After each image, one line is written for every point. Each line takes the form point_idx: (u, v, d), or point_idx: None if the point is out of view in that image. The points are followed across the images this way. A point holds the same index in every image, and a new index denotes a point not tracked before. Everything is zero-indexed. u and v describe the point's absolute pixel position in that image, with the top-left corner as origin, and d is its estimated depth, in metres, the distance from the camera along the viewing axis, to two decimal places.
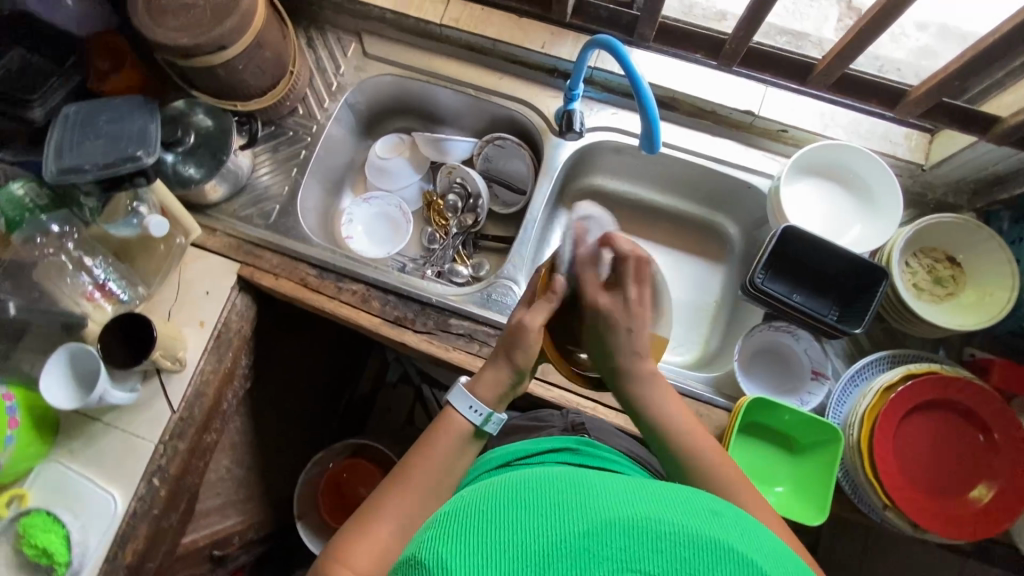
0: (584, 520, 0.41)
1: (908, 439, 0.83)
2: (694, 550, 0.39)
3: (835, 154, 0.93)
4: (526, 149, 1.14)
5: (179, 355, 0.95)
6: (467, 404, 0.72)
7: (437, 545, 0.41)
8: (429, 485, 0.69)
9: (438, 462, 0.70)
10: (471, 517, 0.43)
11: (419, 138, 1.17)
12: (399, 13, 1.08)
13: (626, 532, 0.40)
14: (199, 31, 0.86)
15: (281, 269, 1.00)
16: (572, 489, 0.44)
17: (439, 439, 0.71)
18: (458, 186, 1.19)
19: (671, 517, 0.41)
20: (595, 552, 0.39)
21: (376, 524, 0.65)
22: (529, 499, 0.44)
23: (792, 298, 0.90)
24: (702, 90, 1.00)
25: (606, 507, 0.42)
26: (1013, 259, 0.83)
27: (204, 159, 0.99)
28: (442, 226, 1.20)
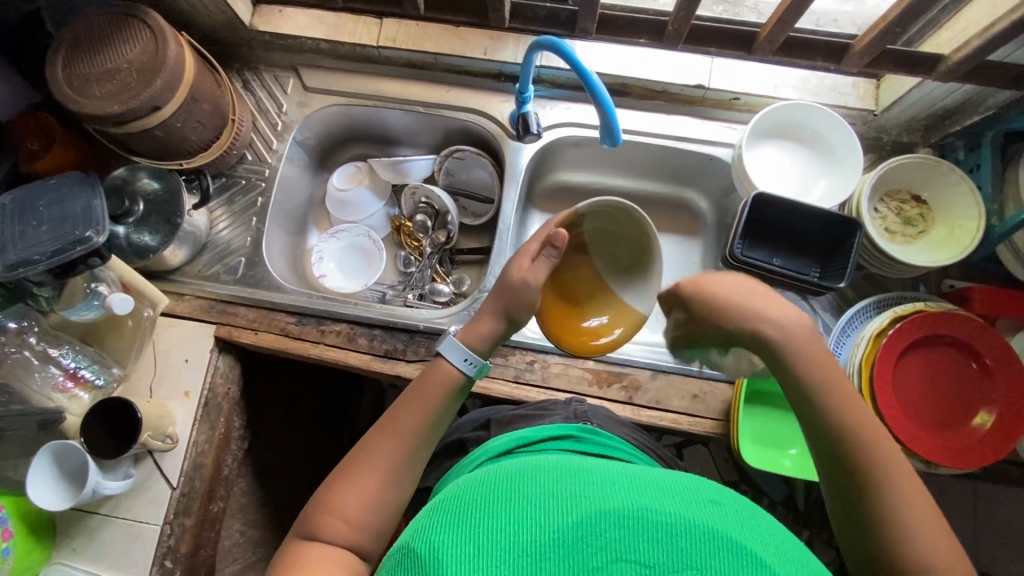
0: (579, 512, 0.43)
1: (907, 380, 0.85)
2: (684, 537, 0.41)
3: (793, 114, 0.94)
4: (486, 157, 1.13)
5: (169, 432, 0.92)
6: (460, 356, 0.71)
7: (433, 536, 0.43)
8: (416, 437, 0.68)
9: (423, 413, 0.69)
10: (468, 509, 0.45)
11: (376, 165, 1.13)
12: (334, 42, 1.05)
13: (616, 522, 0.42)
14: (129, 95, 0.82)
15: (259, 323, 0.97)
16: (566, 484, 0.46)
17: (424, 394, 0.69)
18: (424, 205, 1.17)
19: (663, 505, 0.43)
20: (587, 544, 0.41)
21: (364, 477, 0.64)
22: (524, 492, 0.46)
23: (773, 262, 0.90)
24: (650, 72, 1.00)
25: (597, 496, 0.44)
26: (976, 189, 0.85)
27: (158, 225, 0.95)
28: (416, 248, 1.18)
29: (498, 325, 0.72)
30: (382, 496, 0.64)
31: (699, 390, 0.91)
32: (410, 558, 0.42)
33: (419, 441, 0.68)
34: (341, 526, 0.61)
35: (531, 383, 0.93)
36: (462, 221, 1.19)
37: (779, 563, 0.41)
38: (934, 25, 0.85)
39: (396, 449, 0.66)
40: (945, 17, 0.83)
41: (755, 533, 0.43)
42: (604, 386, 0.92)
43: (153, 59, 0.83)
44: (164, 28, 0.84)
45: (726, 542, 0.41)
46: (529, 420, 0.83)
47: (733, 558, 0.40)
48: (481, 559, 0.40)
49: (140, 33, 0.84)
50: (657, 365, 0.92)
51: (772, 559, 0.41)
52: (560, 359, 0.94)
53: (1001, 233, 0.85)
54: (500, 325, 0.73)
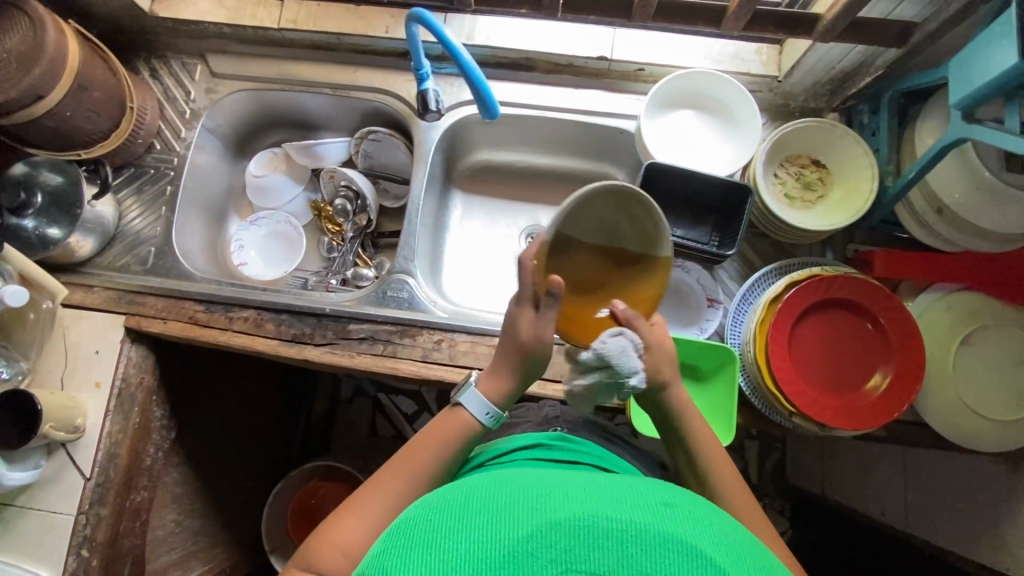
0: (527, 525, 0.41)
1: (802, 345, 0.85)
2: (639, 544, 0.39)
3: (695, 82, 0.93)
4: (400, 137, 1.12)
5: (77, 423, 0.92)
6: (483, 411, 0.69)
7: (382, 560, 0.41)
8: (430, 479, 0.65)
9: (440, 456, 0.66)
10: (419, 532, 0.42)
11: (292, 150, 1.12)
12: (235, 25, 1.03)
13: (567, 532, 0.40)
14: (7, 83, 0.81)
15: (168, 312, 0.97)
16: (517, 498, 0.44)
17: (444, 435, 0.67)
18: (344, 189, 1.16)
19: (615, 511, 0.41)
20: (533, 557, 0.39)
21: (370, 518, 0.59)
22: (475, 510, 0.44)
23: (673, 233, 0.89)
24: (552, 45, 0.99)
25: (547, 508, 0.42)
26: (869, 150, 0.84)
27: (59, 217, 0.95)
28: (337, 232, 1.17)
29: (514, 382, 0.71)
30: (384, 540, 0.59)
31: None
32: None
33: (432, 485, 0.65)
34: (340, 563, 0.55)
35: (439, 361, 0.92)
36: (384, 204, 1.19)
37: (739, 562, 0.40)
38: None
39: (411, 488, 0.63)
40: None
41: (720, 537, 0.42)
42: None
43: (30, 46, 0.81)
44: (41, 14, 0.82)
45: (682, 544, 0.39)
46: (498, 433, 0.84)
47: (692, 562, 0.38)
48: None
49: (18, 21, 0.83)
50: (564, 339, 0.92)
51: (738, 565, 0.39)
52: (468, 337, 0.94)
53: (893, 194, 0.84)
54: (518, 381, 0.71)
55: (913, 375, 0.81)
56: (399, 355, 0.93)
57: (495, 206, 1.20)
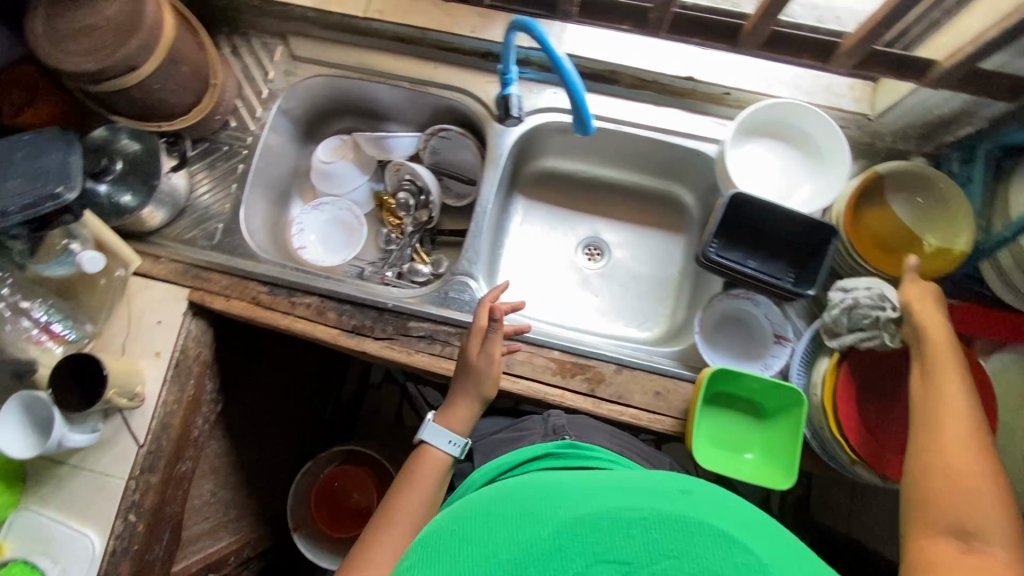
0: (552, 524, 0.50)
1: (871, 393, 0.83)
2: (648, 526, 0.48)
3: (784, 113, 0.91)
4: (471, 137, 1.11)
5: (137, 390, 0.94)
6: (445, 439, 0.85)
7: (428, 564, 0.51)
8: (416, 520, 0.79)
9: (421, 493, 0.81)
10: (454, 540, 0.53)
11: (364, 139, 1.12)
12: (322, 10, 1.03)
13: (586, 525, 0.49)
14: (105, 52, 0.81)
15: (232, 290, 0.98)
16: (539, 500, 0.54)
17: (419, 479, 0.82)
18: (407, 183, 1.16)
19: (624, 501, 0.51)
20: (563, 547, 0.48)
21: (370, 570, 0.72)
22: (500, 513, 0.54)
23: (747, 264, 0.88)
24: (639, 60, 0.98)
25: (566, 505, 0.52)
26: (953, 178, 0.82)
27: (136, 186, 0.96)
28: (397, 226, 1.17)
29: (473, 410, 0.88)
30: None
31: (662, 387, 0.90)
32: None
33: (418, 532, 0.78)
34: None
35: None
36: (445, 202, 1.18)
37: (736, 528, 0.49)
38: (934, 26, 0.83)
39: (401, 531, 0.77)
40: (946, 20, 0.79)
41: (719, 513, 0.50)
42: (566, 376, 0.92)
43: (130, 17, 0.81)
44: None
45: (691, 524, 0.48)
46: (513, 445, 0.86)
47: (696, 535, 0.47)
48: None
49: None
50: (622, 360, 0.92)
51: (741, 539, 0.48)
52: (525, 347, 0.94)
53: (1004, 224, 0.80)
54: (477, 408, 0.87)
55: None
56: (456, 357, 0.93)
57: (554, 214, 1.19)
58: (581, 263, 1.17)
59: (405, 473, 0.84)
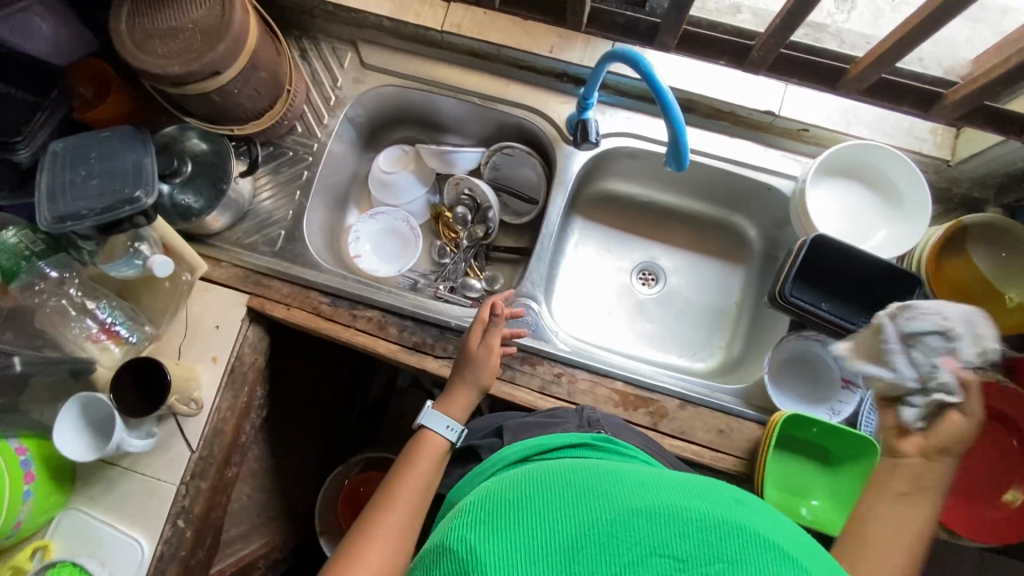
0: (610, 510, 0.44)
1: None
2: (717, 532, 0.42)
3: (866, 155, 0.91)
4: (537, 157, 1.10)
5: (194, 396, 0.93)
6: (443, 424, 0.79)
7: (468, 532, 0.45)
8: (418, 504, 0.72)
9: (419, 477, 0.74)
10: (498, 509, 0.47)
11: (427, 151, 1.12)
12: (397, 20, 1.01)
13: (648, 518, 0.43)
14: (191, 56, 0.79)
15: (293, 299, 0.97)
16: (593, 483, 0.47)
17: (422, 462, 0.76)
18: (465, 198, 1.15)
19: (691, 502, 0.44)
20: (620, 538, 0.42)
21: (370, 558, 0.66)
22: (550, 489, 0.48)
23: (822, 307, 0.87)
24: (718, 91, 0.97)
25: (627, 495, 0.45)
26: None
27: (203, 189, 0.95)
28: (452, 240, 1.16)
29: (472, 396, 0.84)
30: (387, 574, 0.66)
31: (725, 425, 0.90)
32: (442, 555, 0.44)
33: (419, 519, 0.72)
34: None
35: (557, 396, 0.91)
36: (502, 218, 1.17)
37: (805, 555, 0.43)
38: None
39: (402, 517, 0.70)
40: None
41: (785, 533, 0.45)
42: (629, 409, 0.91)
43: (218, 21, 0.80)
44: None
45: (759, 538, 0.42)
46: (548, 427, 0.81)
47: (767, 552, 0.41)
48: (513, 558, 0.42)
49: None
50: (687, 395, 0.91)
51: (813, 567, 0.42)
52: (588, 375, 0.93)
53: None
54: (475, 397, 0.84)
55: None
56: (517, 381, 0.92)
57: (611, 237, 1.18)
58: (635, 288, 1.16)
59: (403, 458, 0.77)
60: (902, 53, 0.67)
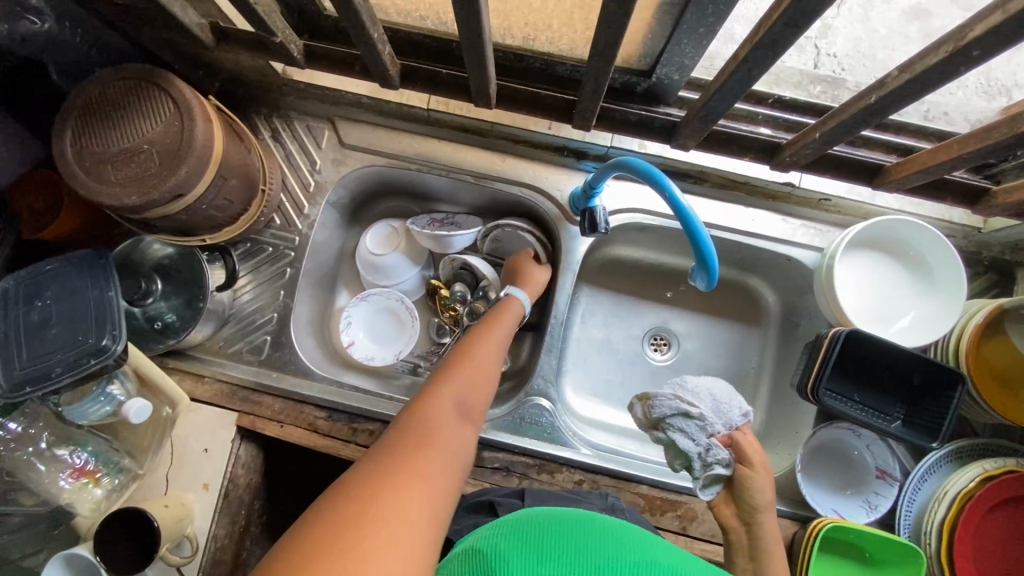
0: (632, 554, 0.43)
1: (987, 542, 0.79)
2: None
3: (894, 229, 0.85)
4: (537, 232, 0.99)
5: (186, 532, 0.85)
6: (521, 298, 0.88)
7: (499, 540, 0.46)
8: (501, 349, 0.76)
9: (505, 327, 0.80)
10: (533, 525, 0.47)
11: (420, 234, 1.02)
12: (378, 99, 0.92)
13: (664, 570, 0.42)
14: (150, 182, 0.70)
15: (286, 415, 0.90)
16: (622, 530, 0.47)
17: (504, 318, 0.81)
18: (463, 273, 1.07)
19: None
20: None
21: (469, 380, 0.68)
22: (582, 523, 0.47)
23: (853, 401, 0.82)
24: (732, 163, 0.89)
25: (651, 549, 0.45)
26: None
27: (177, 305, 0.86)
28: (452, 318, 1.07)
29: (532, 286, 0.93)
30: (473, 391, 0.67)
31: None
32: (473, 558, 0.45)
33: (498, 366, 0.75)
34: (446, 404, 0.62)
35: None
36: None
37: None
38: None
39: (490, 345, 0.75)
40: None
41: None
42: (656, 514, 0.85)
43: (178, 140, 0.70)
44: (191, 101, 0.71)
45: None
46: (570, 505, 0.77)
47: None
48: (538, 566, 0.42)
49: (160, 104, 0.71)
50: None
51: None
52: (610, 479, 0.87)
53: None
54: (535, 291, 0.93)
55: None
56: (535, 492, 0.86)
57: (620, 303, 1.11)
58: (648, 357, 1.09)
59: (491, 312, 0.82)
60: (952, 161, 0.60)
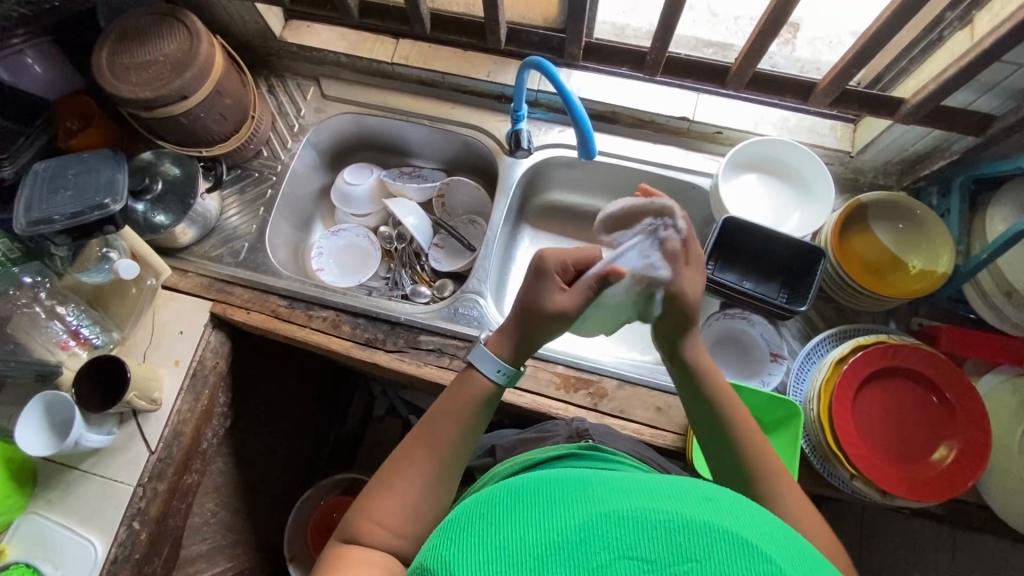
0: (581, 514, 0.42)
1: (865, 408, 0.86)
2: (686, 534, 0.40)
3: (771, 148, 1.00)
4: (484, 190, 1.24)
5: (155, 395, 0.96)
6: (492, 366, 0.71)
7: (447, 554, 0.42)
8: (453, 447, 0.68)
9: (461, 416, 0.69)
10: (474, 522, 0.45)
11: (391, 183, 1.22)
12: (352, 56, 1.14)
13: (623, 523, 0.41)
14: (161, 83, 0.90)
15: (253, 304, 1.03)
16: (571, 488, 0.46)
17: (462, 403, 0.70)
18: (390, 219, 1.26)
19: (660, 503, 0.43)
20: (590, 543, 0.40)
21: (401, 490, 0.65)
22: (529, 499, 0.45)
23: (742, 285, 0.94)
24: (637, 102, 1.06)
25: (602, 499, 0.44)
26: (919, 201, 0.90)
27: (172, 205, 1.03)
28: (388, 259, 1.25)
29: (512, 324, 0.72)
30: (415, 506, 0.65)
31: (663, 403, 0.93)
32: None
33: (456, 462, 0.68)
34: (381, 534, 0.62)
35: None
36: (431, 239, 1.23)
37: (767, 543, 0.41)
38: (903, 73, 0.90)
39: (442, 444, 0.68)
40: (913, 66, 0.88)
41: (754, 525, 0.43)
42: (570, 391, 0.94)
43: (186, 54, 0.92)
44: (200, 28, 0.93)
45: (727, 535, 0.41)
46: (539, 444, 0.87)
47: (738, 549, 0.40)
48: (489, 564, 0.40)
49: (177, 31, 0.93)
50: (624, 375, 0.95)
51: (774, 552, 0.41)
52: (532, 363, 0.97)
53: (978, 259, 0.85)
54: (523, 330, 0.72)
55: (978, 453, 0.81)
56: (463, 371, 0.97)
57: (559, 242, 1.24)
58: None
59: (450, 394, 0.71)
60: (763, 46, 0.77)
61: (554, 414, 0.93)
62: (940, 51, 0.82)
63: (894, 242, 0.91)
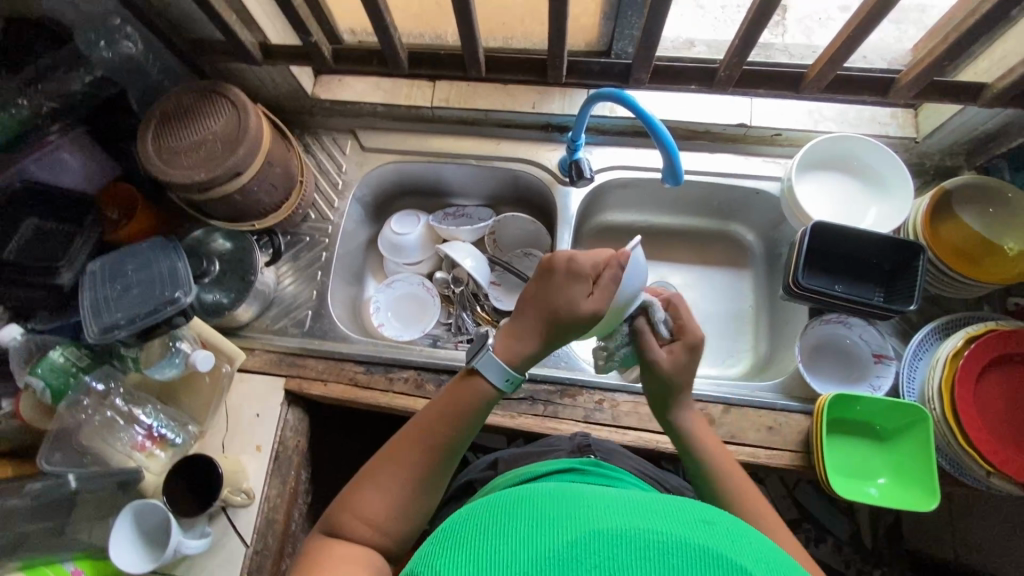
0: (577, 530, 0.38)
1: (985, 399, 0.83)
2: (681, 556, 0.35)
3: (840, 146, 0.98)
4: (539, 222, 1.20)
5: (245, 486, 0.92)
6: (498, 372, 0.63)
7: (430, 561, 0.38)
8: (444, 450, 0.64)
9: (455, 420, 0.64)
10: (464, 533, 0.40)
11: (441, 228, 1.18)
12: (390, 105, 1.11)
13: (620, 542, 0.36)
14: (214, 163, 0.87)
15: (329, 374, 0.99)
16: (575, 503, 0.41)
17: (456, 405, 0.64)
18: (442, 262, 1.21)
19: (660, 524, 0.38)
20: (580, 562, 0.35)
21: (386, 483, 0.62)
22: (521, 511, 0.41)
23: (835, 289, 0.92)
24: (691, 114, 1.04)
25: (595, 515, 0.39)
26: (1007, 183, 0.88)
27: (230, 284, 0.99)
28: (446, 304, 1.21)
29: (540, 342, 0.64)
30: (404, 503, 0.62)
31: (773, 422, 0.86)
32: None
33: (446, 464, 0.64)
34: (367, 530, 0.60)
35: (601, 423, 0.92)
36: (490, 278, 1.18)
37: None
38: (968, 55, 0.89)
39: (432, 442, 0.63)
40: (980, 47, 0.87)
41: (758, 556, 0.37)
42: None
43: (235, 130, 0.88)
44: (245, 101, 0.89)
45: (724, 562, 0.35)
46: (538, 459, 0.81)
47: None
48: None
49: (221, 106, 0.90)
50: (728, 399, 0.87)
51: None
52: (629, 397, 0.94)
53: None
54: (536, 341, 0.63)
55: None
56: (561, 415, 0.93)
57: None
58: None
59: (449, 393, 0.65)
60: (850, 48, 0.75)
61: (664, 449, 0.89)
62: (1010, 33, 0.81)
63: (987, 225, 0.89)
